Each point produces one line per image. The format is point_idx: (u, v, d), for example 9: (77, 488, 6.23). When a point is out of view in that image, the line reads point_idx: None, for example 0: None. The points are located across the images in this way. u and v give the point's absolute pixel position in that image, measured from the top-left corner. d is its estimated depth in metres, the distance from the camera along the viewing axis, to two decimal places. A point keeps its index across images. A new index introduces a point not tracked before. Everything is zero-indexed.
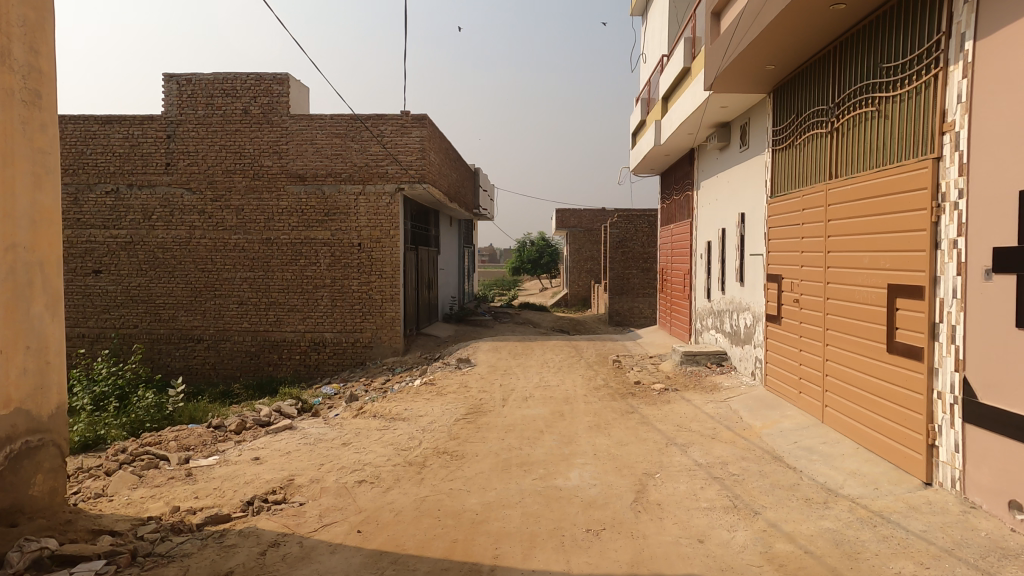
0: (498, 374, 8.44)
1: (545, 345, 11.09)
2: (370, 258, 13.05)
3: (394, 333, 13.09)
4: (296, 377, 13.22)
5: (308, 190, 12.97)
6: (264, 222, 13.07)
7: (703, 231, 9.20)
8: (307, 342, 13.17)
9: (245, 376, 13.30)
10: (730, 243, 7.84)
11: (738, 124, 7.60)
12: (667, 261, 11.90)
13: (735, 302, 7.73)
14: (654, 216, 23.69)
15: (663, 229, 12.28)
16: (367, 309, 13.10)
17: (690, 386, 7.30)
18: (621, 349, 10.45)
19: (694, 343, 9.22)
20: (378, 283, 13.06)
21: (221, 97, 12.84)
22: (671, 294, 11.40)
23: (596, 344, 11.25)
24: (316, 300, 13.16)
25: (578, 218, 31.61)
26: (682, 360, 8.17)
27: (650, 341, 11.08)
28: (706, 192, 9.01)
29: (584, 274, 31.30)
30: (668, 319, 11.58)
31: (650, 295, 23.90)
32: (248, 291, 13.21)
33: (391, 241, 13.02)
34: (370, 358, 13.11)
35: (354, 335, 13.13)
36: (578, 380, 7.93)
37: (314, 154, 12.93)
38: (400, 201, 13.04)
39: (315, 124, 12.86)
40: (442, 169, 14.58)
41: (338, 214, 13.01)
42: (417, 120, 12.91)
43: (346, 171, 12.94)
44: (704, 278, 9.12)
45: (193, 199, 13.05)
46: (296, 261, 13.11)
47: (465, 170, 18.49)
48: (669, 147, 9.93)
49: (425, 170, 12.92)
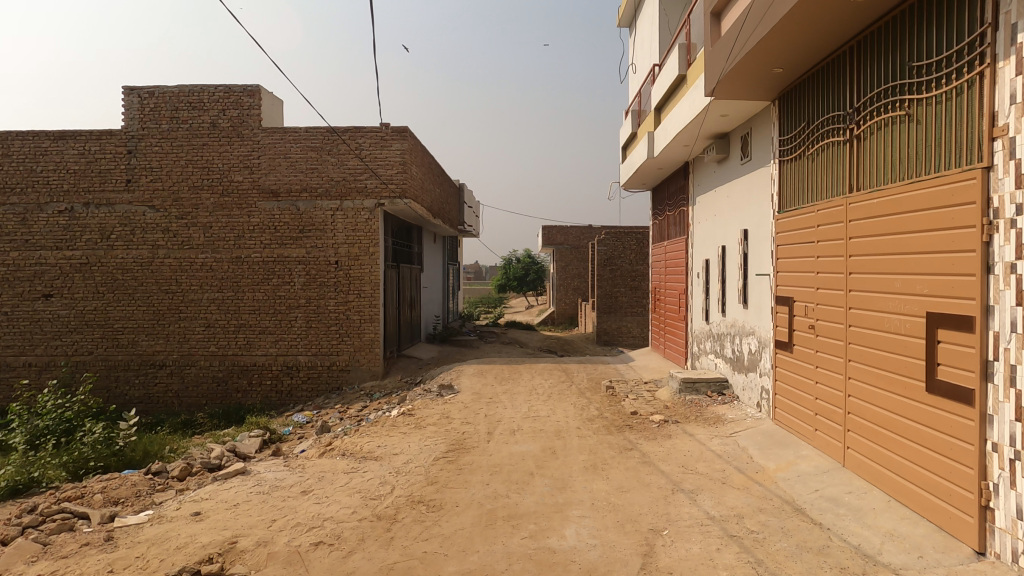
0: (482, 403, 7.78)
1: (532, 369, 10.45)
2: (347, 276, 12.39)
3: (372, 355, 12.38)
4: (267, 404, 12.45)
5: (281, 206, 12.33)
6: (235, 240, 12.39)
7: (700, 248, 8.69)
8: (279, 366, 12.42)
9: (211, 405, 12.49)
10: (731, 262, 7.33)
11: (739, 135, 7.12)
12: (660, 280, 11.43)
13: (738, 326, 7.21)
14: (642, 233, 23.31)
15: (655, 247, 11.81)
16: (344, 330, 12.41)
17: (691, 418, 6.70)
18: (613, 374, 9.84)
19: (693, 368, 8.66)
20: (356, 303, 12.38)
21: (187, 110, 12.24)
22: (666, 315, 10.85)
23: (586, 367, 10.64)
24: (290, 322, 12.44)
25: (565, 235, 31.21)
26: (681, 388, 7.59)
27: (643, 365, 10.52)
28: (703, 207, 8.51)
29: (571, 292, 30.80)
30: (662, 341, 11.06)
31: (639, 313, 23.42)
32: (216, 313, 12.46)
33: (370, 259, 12.38)
34: (347, 382, 12.38)
35: (330, 358, 12.40)
36: (569, 410, 7.30)
37: (287, 168, 12.32)
38: (380, 216, 12.44)
39: (289, 137, 12.27)
40: (424, 184, 14.02)
41: (313, 230, 12.36)
42: (397, 132, 12.37)
43: (321, 185, 12.33)
44: (702, 299, 8.61)
45: (156, 217, 12.35)
46: (267, 281, 12.41)
47: (449, 186, 17.96)
48: (663, 160, 9.46)
49: (405, 185, 12.34)
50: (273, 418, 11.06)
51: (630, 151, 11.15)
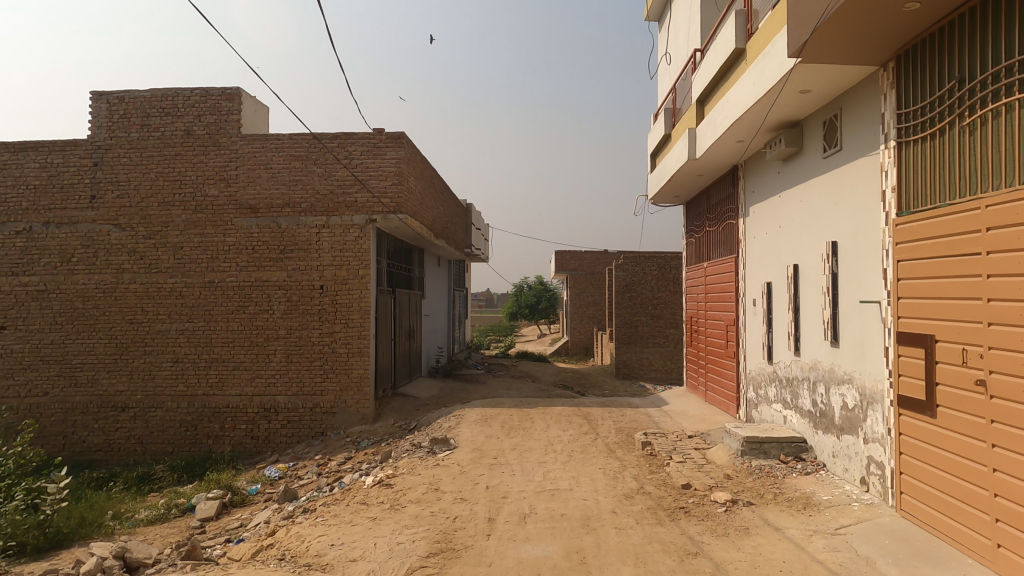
0: (484, 468, 6.01)
1: (547, 415, 8.68)
2: (333, 303, 10.81)
3: (361, 395, 10.70)
4: (241, 452, 10.78)
5: (260, 223, 10.86)
6: (207, 262, 10.87)
7: (759, 268, 7.01)
8: (255, 408, 10.76)
9: (178, 453, 10.82)
10: (810, 285, 5.65)
11: (819, 120, 5.50)
12: (696, 309, 9.74)
13: (821, 370, 5.48)
14: (663, 257, 21.65)
15: (691, 269, 10.12)
16: (329, 366, 10.76)
17: (767, 497, 4.89)
18: (647, 424, 8.04)
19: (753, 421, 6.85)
20: (343, 335, 10.77)
21: (159, 116, 10.91)
22: (708, 351, 9.06)
23: (612, 412, 8.87)
24: (268, 356, 10.81)
25: (579, 261, 29.60)
26: (742, 450, 5.83)
27: (680, 412, 8.73)
28: (766, 218, 6.85)
29: (586, 320, 29.04)
30: (701, 381, 9.31)
31: (660, 344, 21.59)
32: (185, 345, 10.85)
33: (360, 282, 10.80)
34: (332, 427, 10.68)
35: (312, 399, 10.73)
36: (598, 479, 5.53)
37: (268, 181, 10.88)
38: (373, 233, 10.93)
39: (271, 145, 10.86)
40: (424, 200, 12.52)
41: (297, 251, 10.87)
42: (393, 139, 10.93)
43: (306, 200, 10.87)
44: (762, 333, 6.90)
45: (122, 237, 10.90)
46: (243, 309, 10.86)
47: (454, 204, 16.47)
48: (707, 163, 7.85)
49: (400, 198, 10.85)
50: (241, 474, 9.38)
51: (663, 157, 9.55)
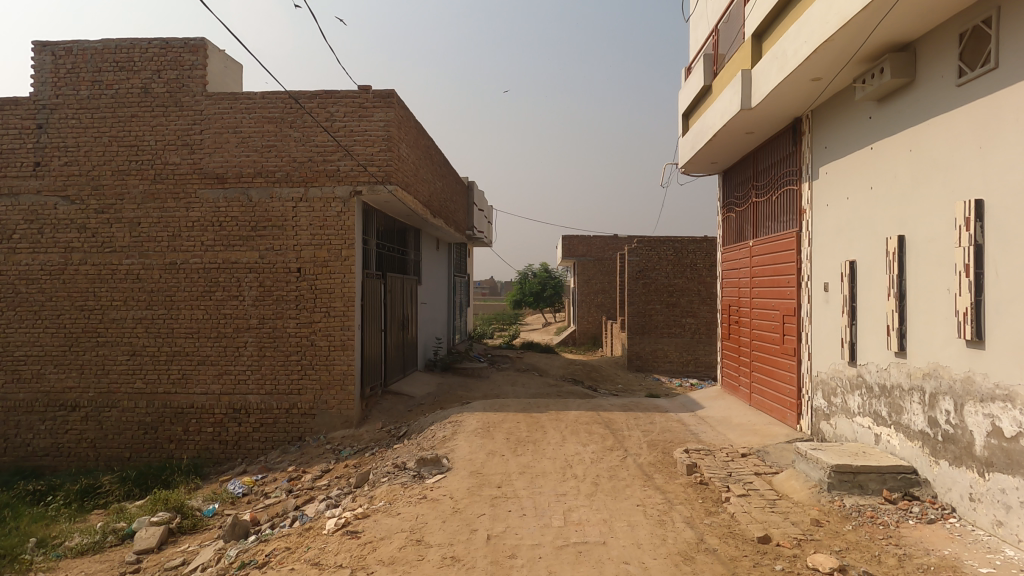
0: (484, 502, 4.57)
1: (562, 424, 7.25)
2: (312, 289, 9.37)
3: (345, 395, 9.29)
4: (207, 458, 9.40)
5: (227, 196, 9.39)
6: (168, 241, 9.43)
7: (838, 244, 5.50)
8: (223, 408, 9.37)
9: (135, 460, 9.46)
10: (931, 264, 4.18)
11: (955, 32, 3.97)
12: (735, 296, 8.30)
13: (950, 380, 4.00)
14: (679, 241, 20.14)
15: (730, 249, 8.62)
16: (308, 361, 9.35)
17: (887, 563, 3.43)
18: (684, 436, 6.58)
19: (832, 440, 5.40)
20: (323, 325, 9.35)
21: (113, 71, 9.42)
22: (754, 347, 7.57)
23: (639, 420, 7.44)
24: (238, 349, 9.40)
25: (588, 246, 28.01)
26: (830, 483, 4.39)
27: (721, 419, 7.28)
28: (849, 179, 5.33)
29: (595, 309, 27.58)
30: (742, 381, 7.92)
31: (676, 334, 20.12)
32: (144, 337, 9.44)
33: (343, 265, 9.34)
34: (311, 431, 9.29)
35: (289, 399, 9.33)
36: (638, 524, 4.09)
37: (237, 147, 9.39)
38: (358, 208, 9.46)
39: (240, 105, 9.36)
40: (419, 172, 11.02)
41: (271, 228, 9.43)
42: (381, 98, 9.41)
43: (281, 168, 9.39)
44: (841, 326, 5.42)
45: (70, 210, 9.46)
46: (209, 295, 9.43)
47: (455, 181, 14.98)
48: (764, 114, 6.32)
49: (389, 167, 9.35)
50: (199, 490, 8.00)
51: (701, 113, 8.01)
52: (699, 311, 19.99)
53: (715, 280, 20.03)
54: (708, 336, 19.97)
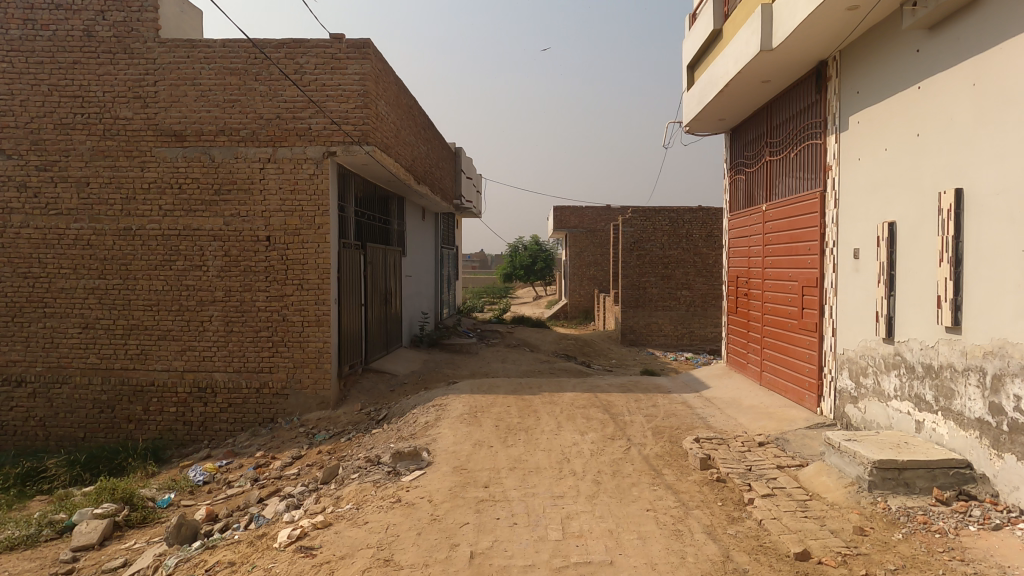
0: (468, 508, 3.91)
1: (556, 409, 6.60)
2: (282, 259, 8.57)
3: (320, 373, 8.58)
4: (170, 440, 8.70)
5: (187, 155, 8.50)
6: (122, 204, 8.56)
7: (873, 202, 4.77)
8: (187, 386, 8.63)
9: (91, 440, 8.75)
10: (1000, 219, 3.44)
11: None
12: (744, 266, 7.60)
13: (1021, 359, 3.30)
14: (675, 210, 19.41)
15: (738, 215, 7.89)
16: (279, 338, 8.61)
17: None
18: (692, 421, 5.96)
19: (863, 428, 4.73)
20: (295, 298, 8.57)
21: (48, 9, 8.39)
22: (765, 321, 6.89)
23: (639, 403, 6.81)
24: (202, 323, 8.63)
25: (580, 217, 27.25)
26: (870, 481, 3.72)
27: (730, 401, 6.66)
28: (888, 126, 4.57)
29: (587, 282, 26.93)
30: (752, 359, 7.28)
31: (671, 308, 19.51)
32: (97, 308, 8.62)
33: (316, 234, 8.54)
34: (283, 413, 8.59)
35: (258, 378, 8.62)
36: (650, 537, 3.44)
37: (197, 101, 8.47)
38: (332, 170, 8.62)
39: (197, 54, 8.41)
40: (400, 133, 10.15)
41: (236, 191, 8.58)
42: (356, 49, 8.49)
43: (246, 126, 8.51)
44: (875, 297, 4.72)
45: (6, 165, 8.51)
46: (169, 264, 8.59)
47: (441, 146, 14.08)
48: (784, 56, 5.52)
49: (366, 125, 8.48)
50: (155, 475, 7.30)
51: (709, 62, 7.18)
52: (695, 283, 19.36)
53: (711, 252, 19.36)
54: (704, 309, 19.39)
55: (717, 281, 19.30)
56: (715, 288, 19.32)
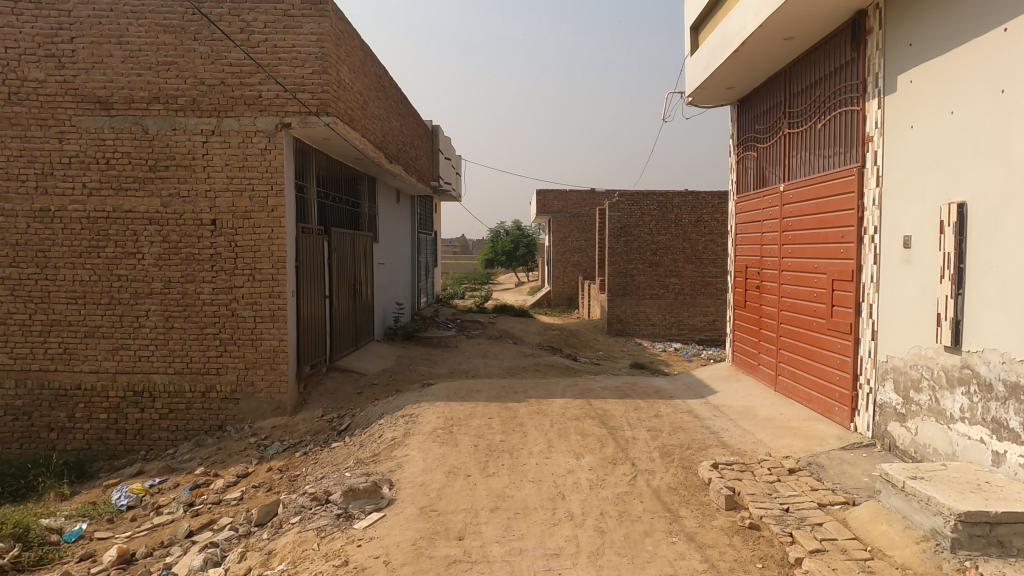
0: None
1: (545, 423, 5.73)
2: (230, 246, 7.50)
3: (276, 376, 7.57)
4: (100, 450, 7.68)
5: (114, 125, 7.35)
6: (40, 181, 7.39)
7: (934, 179, 3.88)
8: (120, 390, 7.58)
9: (7, 451, 7.68)
10: None
11: None
12: (755, 255, 6.74)
13: None
14: (663, 194, 18.56)
15: (749, 196, 6.99)
16: (228, 336, 7.57)
17: None
18: (703, 439, 5.13)
19: (926, 456, 3.87)
20: (245, 291, 7.53)
21: None
22: (783, 317, 6.03)
23: (639, 413, 5.98)
24: (136, 318, 7.55)
25: (563, 202, 26.35)
26: (953, 540, 2.85)
27: (743, 411, 5.86)
28: (961, 82, 3.65)
29: (571, 268, 26.09)
30: (764, 359, 6.44)
31: (659, 296, 18.73)
32: (12, 301, 7.47)
33: (269, 217, 7.48)
34: (233, 420, 7.60)
35: (203, 381, 7.59)
36: None
37: (124, 63, 7.31)
38: (288, 144, 7.55)
39: (127, 7, 7.24)
40: (368, 106, 9.07)
41: (176, 167, 7.47)
42: (312, 4, 7.37)
43: (184, 93, 7.37)
44: (934, 294, 3.84)
45: None
46: (97, 251, 7.48)
47: (416, 123, 12.98)
48: (817, 5, 4.58)
49: (326, 93, 7.40)
50: (66, 500, 6.31)
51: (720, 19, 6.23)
52: (683, 270, 18.59)
53: (700, 237, 18.58)
54: (693, 297, 18.65)
55: (707, 268, 18.56)
56: (704, 276, 18.58)
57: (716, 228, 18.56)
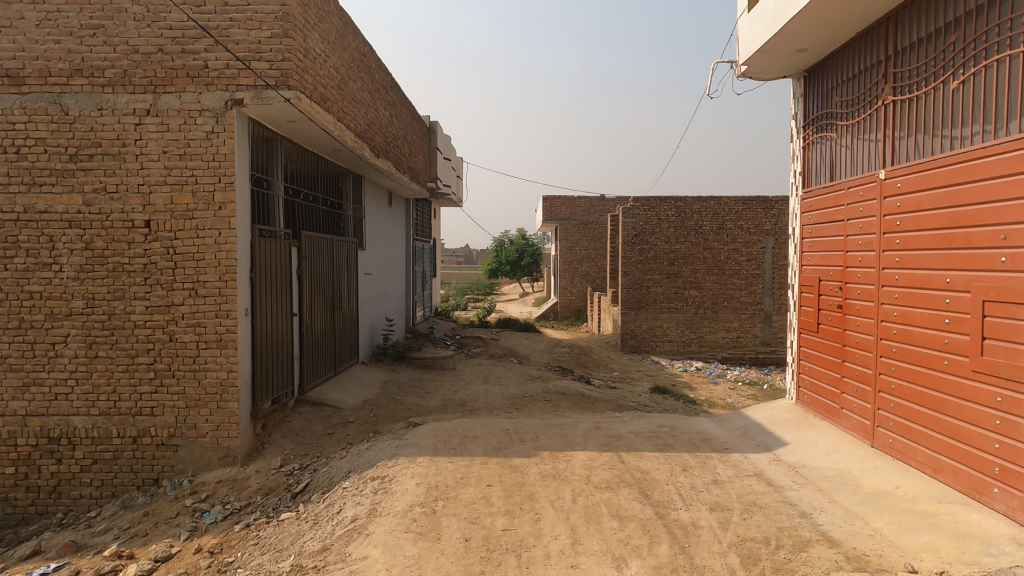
0: None
1: (565, 495, 4.18)
2: (169, 255, 6.01)
3: (224, 416, 6.05)
4: (7, 513, 6.14)
5: (27, 104, 5.87)
6: None
7: None
8: (30, 436, 6.02)
9: None
10: None
11: None
12: (835, 264, 5.18)
13: None
14: (682, 199, 17.02)
15: (823, 189, 5.44)
16: (164, 366, 6.06)
17: None
18: (794, 529, 3.56)
19: None
20: (187, 310, 6.03)
21: None
22: (884, 348, 4.46)
23: (692, 479, 4.43)
24: (51, 346, 6.01)
25: (571, 208, 24.83)
26: None
27: (835, 476, 4.30)
28: None
29: (579, 279, 24.55)
30: (852, 402, 4.88)
31: (676, 310, 17.16)
32: None
33: (215, 217, 5.99)
34: (171, 472, 6.07)
35: (134, 424, 6.06)
36: None
37: (40, 27, 5.78)
38: (241, 126, 6.08)
39: None
40: (346, 87, 7.58)
41: (103, 156, 5.99)
42: None
43: (113, 63, 5.88)
44: None
45: None
46: (3, 262, 5.96)
47: (410, 114, 11.50)
48: None
49: (287, 62, 5.91)
50: None
51: None
52: (703, 282, 17.02)
53: (723, 246, 16.98)
54: (714, 311, 17.04)
55: (730, 280, 16.96)
56: (727, 288, 16.98)
57: (740, 236, 16.96)
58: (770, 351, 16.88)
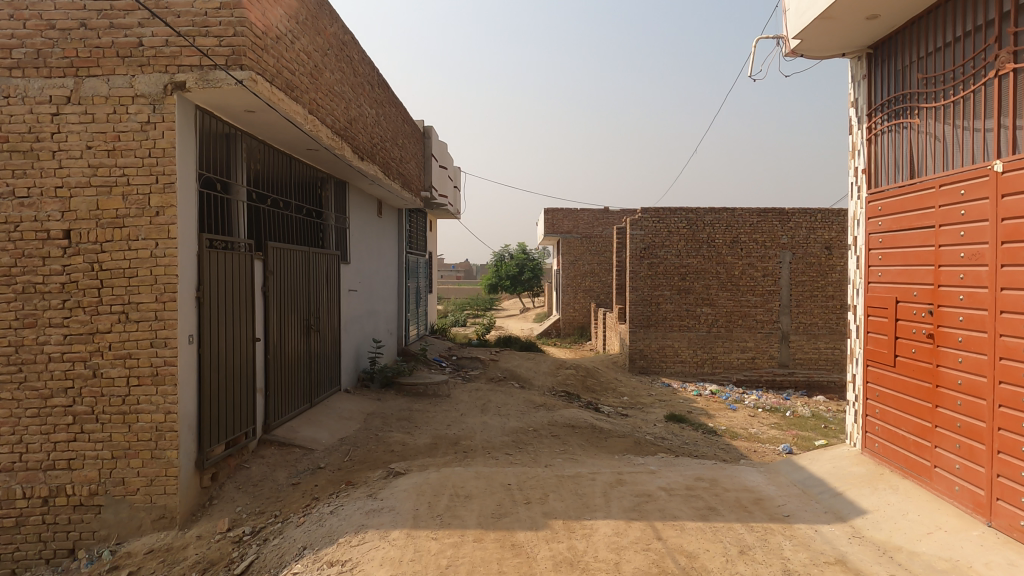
0: None
1: None
2: (94, 273, 4.95)
3: (159, 468, 4.95)
4: None
5: None
6: None
7: None
8: None
9: None
10: None
11: None
12: (922, 282, 4.12)
13: None
14: (693, 210, 15.99)
15: (900, 188, 4.41)
16: (86, 408, 4.96)
17: None
18: None
19: None
20: (116, 339, 4.96)
21: None
22: (1006, 394, 3.37)
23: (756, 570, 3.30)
24: None
25: (574, 221, 23.82)
26: None
27: (953, 568, 3.17)
28: None
29: (582, 294, 23.48)
30: (952, 462, 3.77)
31: (688, 328, 16.05)
32: None
33: (151, 225, 4.94)
34: (90, 540, 4.96)
35: (45, 481, 4.95)
36: None
37: None
38: (184, 115, 5.05)
39: None
40: (321, 76, 6.57)
41: (9, 153, 4.92)
42: None
43: (23, 40, 4.85)
44: None
45: None
46: None
47: (400, 115, 10.51)
48: None
49: (240, 37, 4.90)
50: None
51: None
52: (717, 299, 15.94)
53: (737, 261, 15.90)
54: (729, 330, 15.94)
55: (745, 297, 15.88)
56: (742, 305, 15.90)
57: (755, 249, 15.87)
58: (789, 373, 15.74)
